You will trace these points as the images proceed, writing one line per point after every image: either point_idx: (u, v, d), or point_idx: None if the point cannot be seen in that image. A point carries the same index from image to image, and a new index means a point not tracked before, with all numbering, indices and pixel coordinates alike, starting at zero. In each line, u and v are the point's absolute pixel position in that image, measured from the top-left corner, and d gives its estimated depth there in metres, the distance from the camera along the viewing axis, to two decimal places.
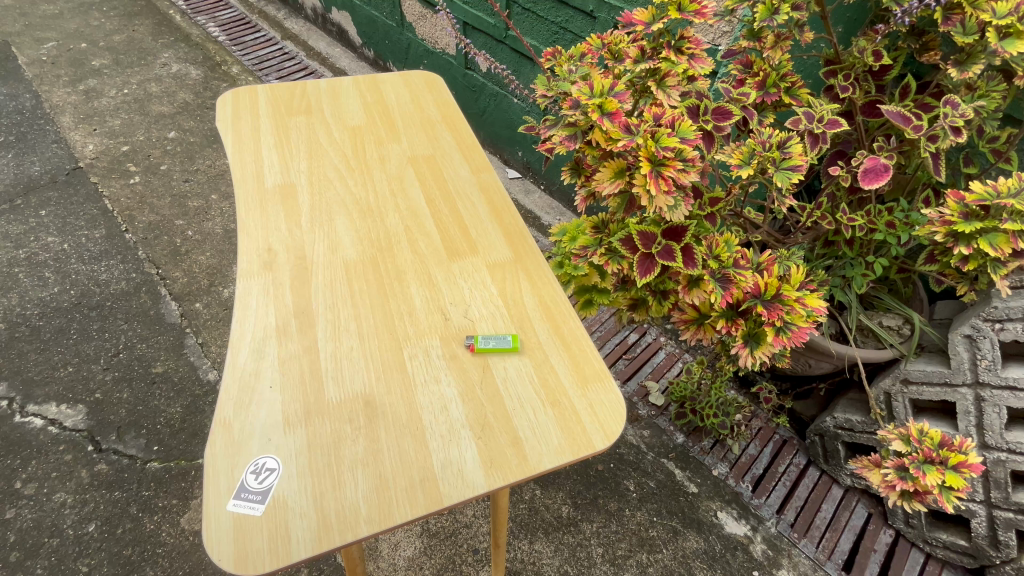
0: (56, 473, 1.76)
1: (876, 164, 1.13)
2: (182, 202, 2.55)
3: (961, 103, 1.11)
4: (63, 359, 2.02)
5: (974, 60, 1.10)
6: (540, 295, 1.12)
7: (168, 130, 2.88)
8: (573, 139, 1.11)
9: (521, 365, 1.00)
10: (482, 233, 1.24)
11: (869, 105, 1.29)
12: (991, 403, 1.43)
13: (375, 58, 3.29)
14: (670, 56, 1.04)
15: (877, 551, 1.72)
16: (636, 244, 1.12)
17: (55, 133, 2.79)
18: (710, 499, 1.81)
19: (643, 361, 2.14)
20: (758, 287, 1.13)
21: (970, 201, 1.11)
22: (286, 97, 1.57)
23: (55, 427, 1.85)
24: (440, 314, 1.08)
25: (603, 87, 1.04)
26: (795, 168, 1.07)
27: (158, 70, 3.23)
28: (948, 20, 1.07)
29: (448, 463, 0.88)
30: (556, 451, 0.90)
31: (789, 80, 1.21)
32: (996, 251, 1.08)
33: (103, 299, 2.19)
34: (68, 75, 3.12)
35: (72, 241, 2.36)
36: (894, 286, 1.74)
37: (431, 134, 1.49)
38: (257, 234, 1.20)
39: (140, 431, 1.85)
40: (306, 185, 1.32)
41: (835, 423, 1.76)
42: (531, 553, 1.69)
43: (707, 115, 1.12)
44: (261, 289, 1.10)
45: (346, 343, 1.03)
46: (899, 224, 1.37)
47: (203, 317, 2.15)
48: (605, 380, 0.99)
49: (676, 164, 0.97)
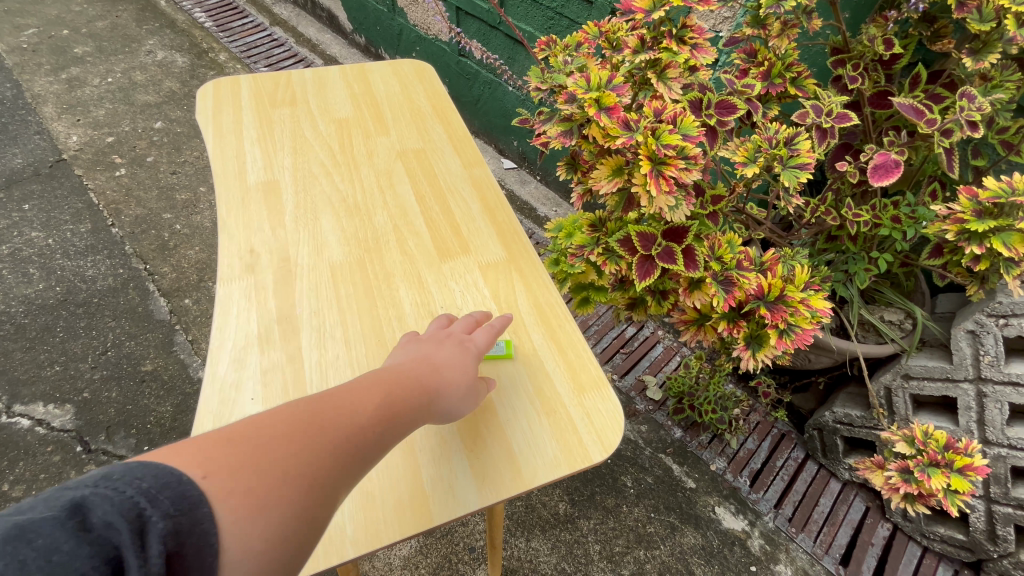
0: (44, 474, 1.72)
1: (886, 159, 1.06)
2: (170, 194, 2.48)
3: (979, 95, 1.02)
4: (50, 358, 1.97)
5: (990, 49, 1.04)
6: (535, 297, 1.08)
7: (155, 120, 2.80)
8: (568, 134, 1.06)
9: (515, 373, 0.96)
10: (475, 232, 1.19)
11: (879, 96, 1.21)
12: (993, 399, 1.42)
13: (366, 45, 3.20)
14: (670, 45, 0.98)
15: (875, 545, 1.71)
16: (635, 245, 1.08)
17: (37, 123, 2.71)
18: (707, 495, 1.79)
19: (640, 356, 2.11)
20: (761, 289, 1.07)
21: (983, 199, 1.04)
22: (269, 88, 1.50)
23: (43, 427, 1.81)
24: (431, 319, 1.04)
25: (600, 80, 0.98)
26: (804, 166, 1.00)
27: (143, 58, 3.13)
28: (963, 7, 1.01)
29: (438, 480, 0.84)
30: (551, 464, 0.85)
31: (795, 70, 1.14)
32: (1011, 252, 1.02)
33: (90, 296, 2.13)
34: (49, 63, 3.03)
35: (57, 236, 2.30)
36: (897, 280, 1.73)
37: (421, 127, 1.43)
38: (238, 234, 1.15)
39: (129, 431, 1.82)
40: (289, 182, 1.26)
41: (833, 418, 1.74)
42: (528, 550, 1.67)
43: (710, 109, 1.06)
44: (242, 293, 1.05)
45: (332, 352, 0.98)
46: (905, 219, 1.33)
47: (193, 313, 2.11)
48: (603, 387, 0.95)
49: (677, 163, 0.90)
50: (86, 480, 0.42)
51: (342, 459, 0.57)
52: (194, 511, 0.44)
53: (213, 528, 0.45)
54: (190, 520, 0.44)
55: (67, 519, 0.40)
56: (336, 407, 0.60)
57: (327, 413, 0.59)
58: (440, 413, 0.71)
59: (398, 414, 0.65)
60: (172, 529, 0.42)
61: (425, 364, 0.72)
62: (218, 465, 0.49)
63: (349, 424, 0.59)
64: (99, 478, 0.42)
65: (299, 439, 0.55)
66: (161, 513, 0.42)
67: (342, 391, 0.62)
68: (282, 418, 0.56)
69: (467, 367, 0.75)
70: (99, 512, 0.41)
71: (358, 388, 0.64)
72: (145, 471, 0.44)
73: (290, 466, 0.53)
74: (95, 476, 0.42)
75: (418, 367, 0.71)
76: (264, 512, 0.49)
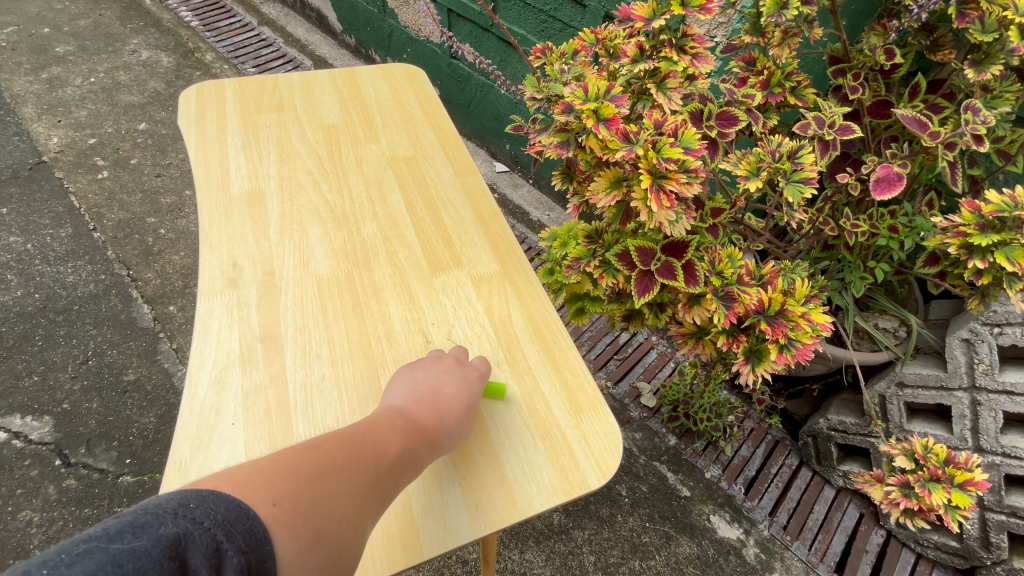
0: (21, 489, 1.66)
1: (888, 172, 1.04)
2: (154, 198, 2.41)
3: (983, 108, 1.01)
4: (28, 367, 1.90)
5: (992, 61, 1.03)
6: (529, 312, 1.04)
7: (139, 121, 2.73)
8: (565, 145, 1.03)
9: (509, 393, 0.93)
10: (467, 243, 1.16)
11: (879, 105, 1.20)
12: (987, 407, 1.41)
13: (357, 46, 3.15)
14: (670, 55, 0.95)
15: (869, 553, 1.69)
16: (633, 260, 1.05)
17: (16, 124, 2.62)
18: (702, 503, 1.77)
19: (635, 362, 2.09)
20: (762, 303, 1.04)
21: (986, 212, 1.03)
22: (254, 93, 1.46)
23: (20, 440, 1.75)
24: (422, 336, 1.00)
25: (598, 91, 0.94)
26: (807, 181, 0.97)
27: (127, 57, 3.05)
28: (965, 16, 1.00)
29: (428, 508, 0.80)
30: (547, 491, 0.82)
31: (795, 79, 1.12)
32: (1014, 266, 1.00)
33: (70, 302, 2.07)
34: (29, 62, 2.94)
35: (36, 241, 2.23)
36: (891, 287, 1.71)
37: (411, 133, 1.39)
38: (221, 247, 1.10)
39: (110, 443, 1.75)
40: (275, 191, 1.22)
41: (828, 425, 1.72)
42: (522, 562, 1.64)
43: (711, 120, 1.05)
44: (224, 309, 1.01)
45: (317, 372, 0.94)
46: (902, 228, 1.32)
47: (177, 321, 2.04)
48: (599, 408, 0.92)
49: (679, 177, 0.88)
50: (167, 508, 0.46)
51: (378, 491, 0.63)
52: (260, 548, 0.50)
53: (276, 559, 0.51)
54: (257, 556, 0.49)
55: (154, 547, 0.43)
56: (362, 444, 0.66)
57: (357, 449, 0.64)
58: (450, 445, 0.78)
59: (417, 449, 0.71)
60: (244, 563, 0.48)
61: (434, 400, 0.78)
62: (281, 497, 0.54)
63: (378, 459, 0.65)
64: (181, 508, 0.46)
65: (338, 473, 0.60)
66: (234, 549, 0.47)
67: (364, 431, 0.68)
68: (321, 454, 0.61)
69: (472, 399, 0.82)
70: (184, 543, 0.45)
71: (378, 428, 0.70)
72: (216, 503, 0.49)
73: (336, 498, 0.58)
74: (175, 505, 0.46)
75: (426, 403, 0.77)
76: (319, 539, 0.55)
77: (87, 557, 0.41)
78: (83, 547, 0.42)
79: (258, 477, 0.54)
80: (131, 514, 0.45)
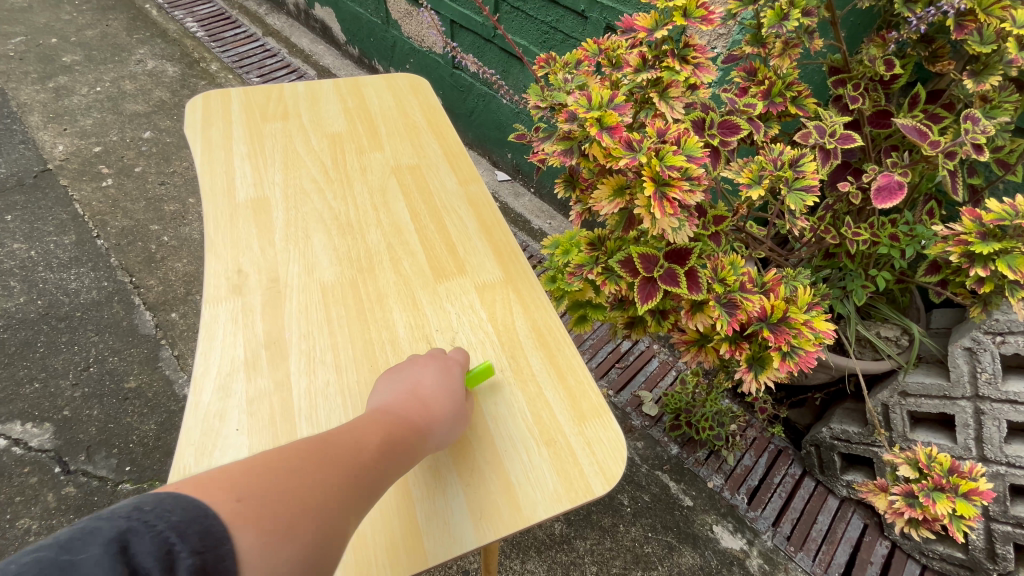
0: (20, 497, 1.65)
1: (889, 181, 1.05)
2: (158, 205, 2.43)
3: (982, 117, 1.02)
4: (29, 374, 1.90)
5: (990, 71, 1.04)
6: (533, 319, 1.04)
7: (143, 130, 2.75)
8: (569, 152, 1.03)
9: (512, 400, 0.93)
10: (471, 250, 1.16)
11: (878, 115, 1.22)
12: (991, 416, 1.40)
13: (360, 56, 3.19)
14: (671, 64, 0.97)
15: (874, 564, 1.67)
16: (637, 267, 1.06)
17: (22, 133, 2.65)
18: (705, 513, 1.76)
19: (636, 370, 2.08)
20: (764, 311, 1.04)
21: (987, 220, 1.03)
22: (260, 102, 1.47)
23: (20, 447, 1.74)
24: (426, 342, 1.00)
25: (602, 99, 0.96)
26: (808, 189, 0.98)
27: (133, 67, 3.09)
28: (963, 28, 1.01)
29: (432, 515, 0.80)
30: (551, 498, 0.82)
31: (796, 89, 1.13)
32: (1016, 274, 1.00)
33: (72, 309, 2.07)
34: (36, 71, 2.98)
35: (40, 248, 2.24)
36: (893, 296, 1.72)
37: (416, 142, 1.40)
38: (226, 253, 1.11)
39: (110, 450, 1.75)
40: (280, 199, 1.23)
41: (831, 434, 1.72)
42: (523, 573, 1.63)
43: (712, 129, 1.06)
44: (229, 315, 1.01)
45: (321, 378, 0.94)
46: (903, 237, 1.32)
47: (179, 328, 2.05)
48: (603, 415, 0.92)
49: (682, 184, 0.88)
50: (121, 511, 0.45)
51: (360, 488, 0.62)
52: (219, 547, 0.48)
53: (237, 559, 0.49)
54: (214, 555, 0.47)
55: (104, 549, 0.42)
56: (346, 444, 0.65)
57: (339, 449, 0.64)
58: (441, 439, 0.77)
59: (403, 442, 0.70)
60: (199, 563, 0.46)
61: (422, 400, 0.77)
62: (248, 492, 0.54)
63: (360, 457, 0.65)
64: (135, 510, 0.45)
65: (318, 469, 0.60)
66: (190, 550, 0.46)
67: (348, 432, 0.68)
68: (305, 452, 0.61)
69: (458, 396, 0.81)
70: (136, 542, 0.44)
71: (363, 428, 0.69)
72: (174, 504, 0.48)
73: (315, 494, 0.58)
74: (129, 508, 0.45)
75: (414, 398, 0.77)
76: (293, 535, 0.54)
77: (34, 565, 0.40)
78: (30, 556, 0.41)
79: (223, 476, 0.54)
80: (80, 523, 0.44)
